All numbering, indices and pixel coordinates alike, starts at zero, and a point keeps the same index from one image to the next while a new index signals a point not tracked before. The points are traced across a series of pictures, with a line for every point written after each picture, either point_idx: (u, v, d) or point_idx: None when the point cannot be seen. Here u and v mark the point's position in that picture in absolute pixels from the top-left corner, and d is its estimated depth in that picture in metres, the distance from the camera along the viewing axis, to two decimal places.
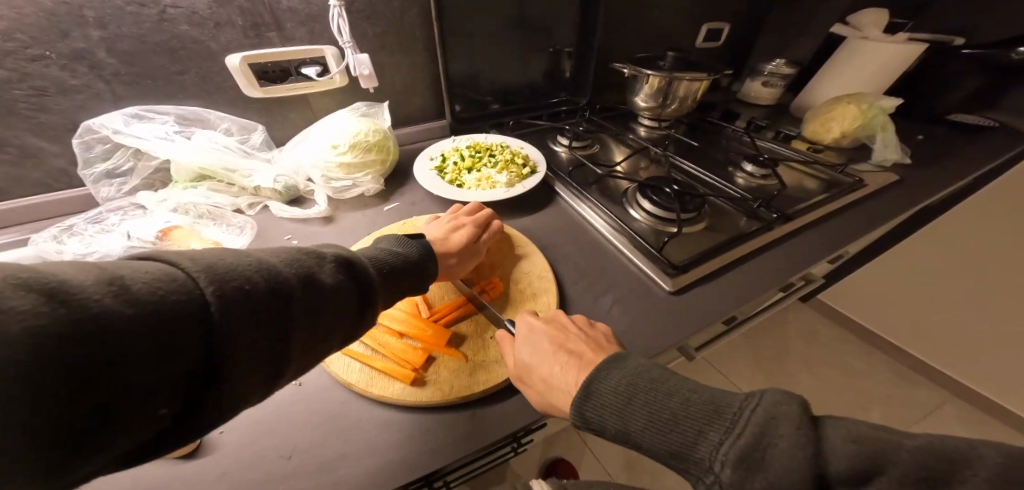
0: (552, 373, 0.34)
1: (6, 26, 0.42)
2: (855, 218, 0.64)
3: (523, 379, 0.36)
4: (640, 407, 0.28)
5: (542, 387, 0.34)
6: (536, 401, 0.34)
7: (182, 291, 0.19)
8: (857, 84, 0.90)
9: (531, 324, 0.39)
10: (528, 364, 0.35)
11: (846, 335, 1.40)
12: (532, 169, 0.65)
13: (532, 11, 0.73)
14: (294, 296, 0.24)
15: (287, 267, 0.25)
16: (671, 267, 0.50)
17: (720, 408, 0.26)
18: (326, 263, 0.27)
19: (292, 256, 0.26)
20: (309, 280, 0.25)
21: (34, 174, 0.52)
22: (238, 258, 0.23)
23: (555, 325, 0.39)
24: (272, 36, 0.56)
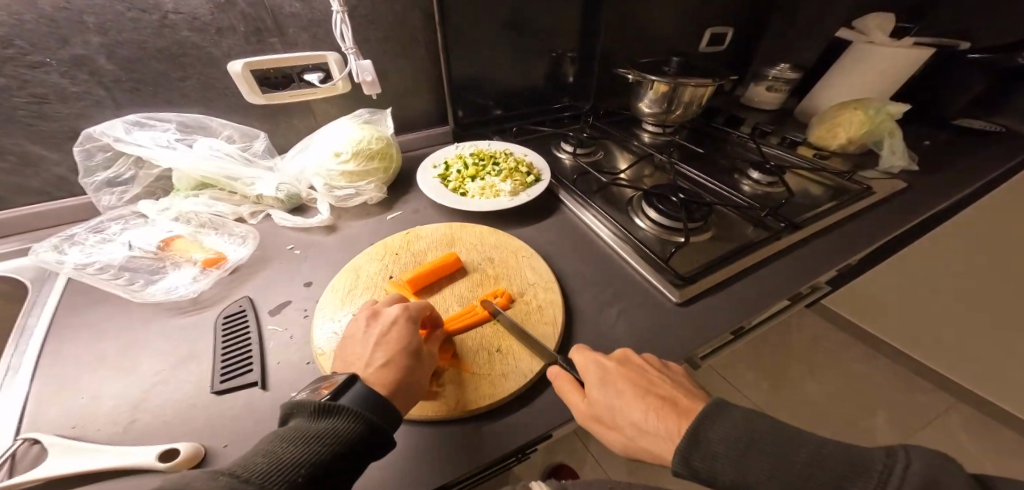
0: (642, 419, 0.33)
1: (5, 33, 0.42)
2: (863, 226, 0.63)
3: (604, 421, 0.34)
4: (759, 458, 0.26)
5: (630, 432, 0.33)
6: (621, 444, 0.34)
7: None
8: (863, 89, 0.89)
9: (603, 365, 0.37)
10: (611, 409, 0.34)
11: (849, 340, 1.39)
12: (536, 177, 0.64)
13: (534, 16, 0.73)
14: (326, 466, 0.25)
15: (304, 444, 0.26)
16: (678, 277, 0.49)
17: (859, 462, 0.23)
18: (339, 417, 0.28)
19: (297, 433, 0.27)
20: (335, 448, 0.26)
21: (33, 182, 0.52)
22: (298, 437, 0.26)
23: (630, 365, 0.37)
24: (274, 42, 0.55)
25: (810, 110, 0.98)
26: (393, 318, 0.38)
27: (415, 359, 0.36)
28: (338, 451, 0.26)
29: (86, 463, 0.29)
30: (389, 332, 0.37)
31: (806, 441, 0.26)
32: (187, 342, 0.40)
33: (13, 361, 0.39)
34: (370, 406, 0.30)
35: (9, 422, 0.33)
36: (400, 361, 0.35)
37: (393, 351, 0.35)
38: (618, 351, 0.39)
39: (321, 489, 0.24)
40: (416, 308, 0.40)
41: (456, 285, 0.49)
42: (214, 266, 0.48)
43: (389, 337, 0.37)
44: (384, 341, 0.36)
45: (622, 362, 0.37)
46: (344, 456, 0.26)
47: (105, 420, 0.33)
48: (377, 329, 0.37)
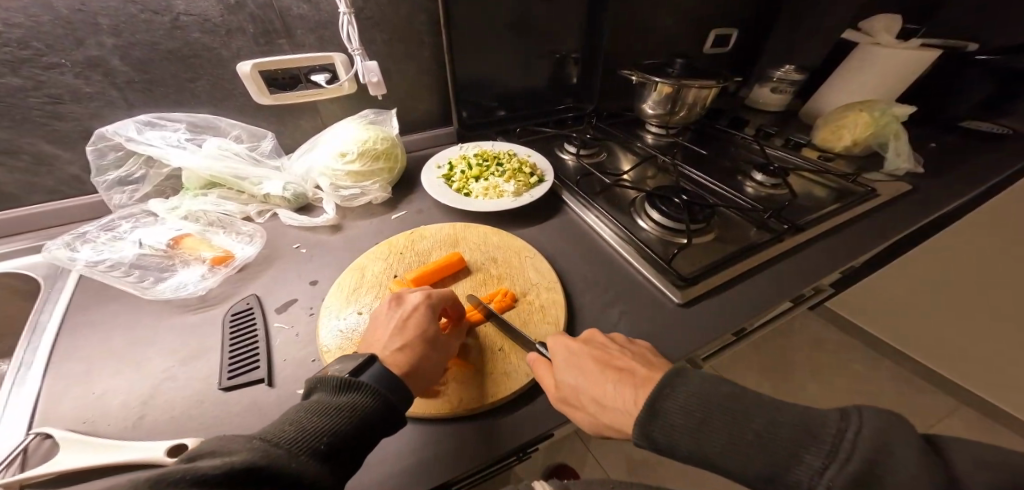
0: (603, 393, 0.33)
1: (21, 35, 0.43)
2: (868, 229, 0.62)
3: (570, 401, 0.35)
4: (717, 427, 0.27)
5: (594, 408, 0.33)
6: (588, 424, 0.34)
7: (268, 458, 0.23)
8: (868, 91, 0.89)
9: (569, 346, 0.38)
10: (574, 386, 0.34)
11: (853, 343, 1.38)
12: (539, 178, 0.65)
13: (538, 18, 0.73)
14: (346, 437, 0.27)
15: (325, 416, 0.28)
16: (680, 278, 0.49)
17: (810, 427, 0.24)
18: (357, 393, 0.30)
19: (319, 406, 0.29)
20: (354, 421, 0.28)
21: (46, 181, 0.53)
22: (319, 410, 0.28)
23: (593, 347, 0.38)
24: (282, 43, 0.56)
25: (814, 112, 0.98)
26: (414, 306, 0.40)
27: (431, 347, 0.38)
28: (357, 423, 0.28)
29: (99, 456, 0.30)
30: (409, 319, 0.39)
31: (758, 409, 0.27)
32: (194, 339, 0.41)
33: (26, 357, 0.39)
34: (387, 386, 0.32)
35: (22, 417, 0.34)
36: (416, 348, 0.37)
37: (412, 339, 0.37)
38: (585, 333, 0.40)
39: (343, 456, 0.27)
40: (438, 298, 0.41)
41: (464, 279, 0.50)
42: (223, 264, 0.49)
43: (408, 324, 0.38)
44: (404, 328, 0.38)
45: (587, 343, 0.38)
46: (362, 428, 0.28)
47: (116, 415, 0.34)
48: (398, 314, 0.39)
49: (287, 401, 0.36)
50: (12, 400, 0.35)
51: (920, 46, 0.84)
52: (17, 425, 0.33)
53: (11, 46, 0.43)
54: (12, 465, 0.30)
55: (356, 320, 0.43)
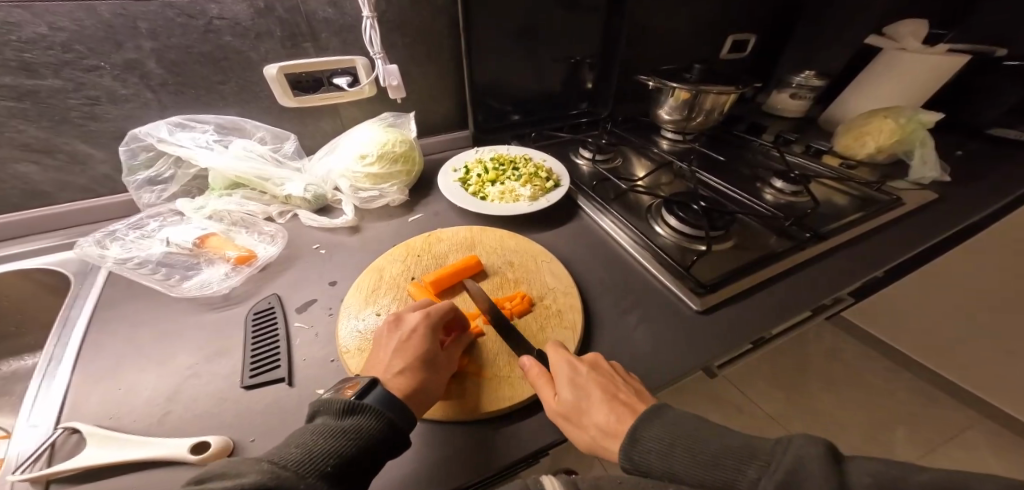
0: (606, 420, 0.32)
1: (66, 38, 0.45)
2: (893, 239, 0.60)
3: (570, 420, 0.33)
4: (682, 450, 0.27)
5: (593, 431, 0.32)
6: (583, 442, 0.33)
7: (275, 479, 0.23)
8: (892, 97, 0.86)
9: (573, 367, 0.37)
10: (579, 406, 0.33)
11: (871, 354, 1.35)
12: (555, 182, 0.65)
13: (556, 22, 0.73)
14: (351, 460, 0.27)
15: (331, 439, 0.27)
16: (699, 285, 0.49)
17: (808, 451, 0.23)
18: (361, 414, 0.29)
19: (325, 428, 0.28)
20: (359, 442, 0.28)
21: (81, 180, 0.55)
22: (322, 434, 0.28)
23: (598, 368, 0.37)
24: (307, 46, 0.57)
25: (834, 118, 0.96)
26: (412, 326, 0.39)
27: (433, 367, 0.36)
28: (362, 445, 0.28)
29: (122, 452, 0.30)
30: (408, 341, 0.37)
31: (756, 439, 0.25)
32: (218, 337, 0.42)
33: (56, 350, 0.40)
34: (390, 406, 0.31)
35: (52, 409, 0.35)
36: (417, 370, 0.35)
37: (411, 360, 0.36)
38: (589, 355, 0.38)
39: (348, 480, 0.26)
40: (437, 316, 0.40)
41: (477, 290, 0.49)
42: (246, 264, 0.50)
43: (407, 345, 0.37)
44: (403, 348, 0.37)
45: (592, 366, 0.37)
46: (369, 451, 0.28)
47: (141, 411, 0.35)
48: (397, 337, 0.38)
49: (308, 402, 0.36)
50: (46, 391, 0.36)
51: (948, 51, 0.82)
52: (49, 417, 0.34)
53: (56, 49, 0.45)
54: (39, 459, 0.31)
55: (375, 320, 0.43)
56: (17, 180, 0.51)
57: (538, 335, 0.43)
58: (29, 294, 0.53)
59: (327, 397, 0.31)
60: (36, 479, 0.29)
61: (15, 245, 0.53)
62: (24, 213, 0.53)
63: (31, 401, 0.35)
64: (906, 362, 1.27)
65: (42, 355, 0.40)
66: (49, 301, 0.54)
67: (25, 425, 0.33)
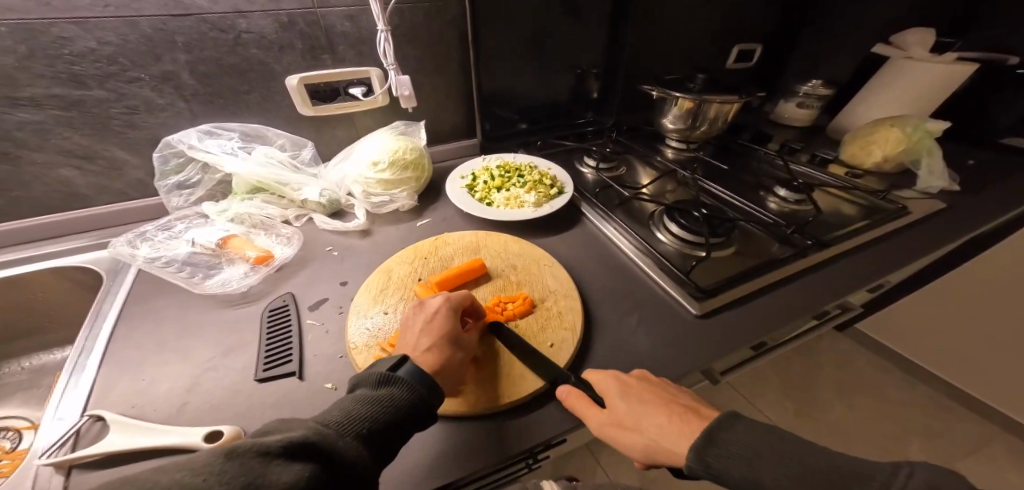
0: (665, 423, 0.32)
1: (112, 52, 0.49)
2: (899, 248, 0.60)
3: (621, 427, 0.33)
4: (768, 460, 0.26)
5: (650, 434, 0.32)
6: (637, 447, 0.32)
7: (318, 435, 0.25)
8: (900, 106, 0.86)
9: (621, 378, 0.36)
10: (630, 412, 0.33)
11: (883, 366, 1.31)
12: (559, 189, 0.67)
13: (562, 33, 0.76)
14: (386, 424, 0.28)
15: (368, 406, 0.29)
16: (698, 290, 0.49)
17: (863, 472, 0.23)
18: (394, 385, 0.31)
19: (363, 396, 0.30)
20: (389, 410, 0.29)
21: (116, 184, 0.59)
22: (360, 401, 0.30)
23: (648, 381, 0.37)
24: (326, 58, 0.61)
25: (842, 127, 0.96)
26: (435, 308, 0.41)
27: (456, 345, 0.39)
28: (396, 411, 0.30)
29: (140, 440, 0.31)
30: (433, 320, 0.40)
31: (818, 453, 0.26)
32: (237, 332, 0.44)
33: (86, 344, 0.43)
34: (420, 381, 0.32)
35: (79, 399, 0.36)
36: (442, 347, 0.37)
37: (437, 337, 0.38)
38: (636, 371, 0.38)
39: (384, 441, 0.28)
40: (458, 299, 0.43)
41: (482, 290, 0.51)
42: (264, 264, 0.52)
43: (433, 324, 0.39)
44: (429, 328, 0.39)
45: (642, 379, 0.37)
46: (402, 417, 0.30)
47: (160, 402, 0.36)
48: (422, 318, 0.40)
49: (318, 394, 0.38)
50: (75, 382, 0.38)
51: (956, 59, 0.82)
52: (73, 411, 0.35)
53: (102, 62, 0.49)
54: (63, 446, 0.32)
55: (383, 319, 0.45)
56: (58, 184, 0.55)
57: (537, 335, 0.45)
58: (62, 291, 0.56)
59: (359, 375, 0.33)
60: (59, 465, 0.30)
61: (51, 244, 0.57)
62: (62, 215, 0.57)
63: (61, 392, 0.37)
64: (920, 374, 1.24)
65: (72, 350, 0.42)
66: (79, 298, 0.57)
67: (51, 416, 0.35)
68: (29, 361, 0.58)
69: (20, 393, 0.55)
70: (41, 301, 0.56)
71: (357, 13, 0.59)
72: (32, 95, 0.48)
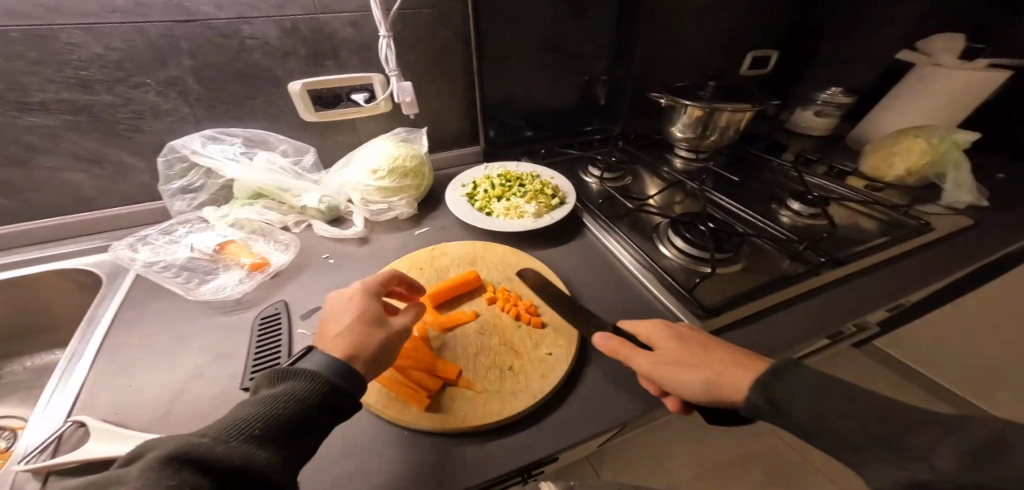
0: (726, 358, 0.31)
1: (119, 58, 0.50)
2: (919, 268, 0.57)
3: (671, 369, 0.33)
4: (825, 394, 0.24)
5: (711, 367, 0.31)
6: (701, 381, 0.31)
7: (230, 436, 0.23)
8: (926, 115, 0.82)
9: (668, 329, 0.37)
10: (678, 356, 0.33)
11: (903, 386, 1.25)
12: (561, 200, 0.65)
13: (569, 39, 0.74)
14: (304, 419, 0.26)
15: (288, 401, 0.27)
16: (701, 308, 0.47)
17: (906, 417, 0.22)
18: (313, 376, 0.29)
19: (282, 392, 0.28)
20: (307, 402, 0.27)
21: (123, 187, 0.60)
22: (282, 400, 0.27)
23: (698, 331, 0.37)
24: (329, 64, 0.61)
25: (863, 138, 0.92)
26: (353, 291, 0.40)
27: (375, 324, 0.36)
28: (318, 404, 0.28)
29: (120, 447, 0.31)
30: (349, 305, 0.38)
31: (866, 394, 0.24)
32: (227, 339, 0.44)
33: (81, 346, 0.43)
34: (341, 372, 0.30)
35: (67, 403, 0.36)
36: (359, 326, 0.35)
37: (353, 319, 0.36)
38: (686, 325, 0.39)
39: (300, 436, 0.26)
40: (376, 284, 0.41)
41: (476, 302, 0.50)
42: (259, 270, 0.53)
43: (350, 308, 0.38)
44: (343, 313, 0.37)
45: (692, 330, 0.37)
46: (323, 411, 0.28)
47: (145, 408, 0.36)
48: (346, 306, 0.39)
49: None
50: (64, 385, 0.38)
51: (988, 66, 0.77)
52: (62, 411, 0.36)
53: (110, 67, 0.50)
54: (45, 450, 0.32)
55: None
56: (66, 187, 0.56)
57: (531, 351, 0.43)
58: (66, 292, 0.57)
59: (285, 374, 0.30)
60: (37, 470, 0.30)
61: (57, 246, 0.58)
62: (69, 218, 0.58)
63: (49, 394, 0.37)
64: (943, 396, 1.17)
65: (64, 352, 0.42)
66: (82, 299, 0.58)
67: (41, 416, 0.35)
68: (31, 360, 0.59)
69: (21, 391, 0.56)
70: (46, 300, 0.57)
71: (360, 19, 0.59)
72: (41, 100, 0.49)
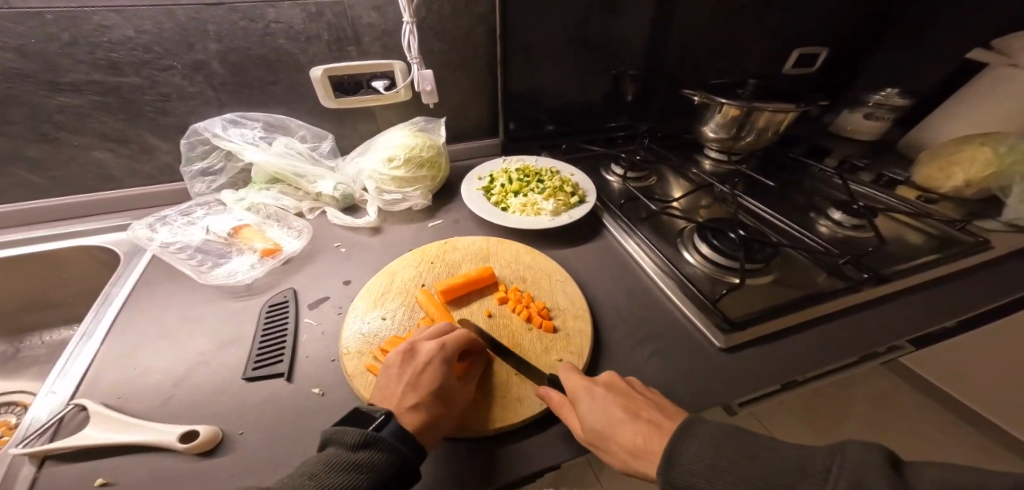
0: (632, 443, 0.30)
1: (148, 40, 0.50)
2: (973, 288, 0.51)
3: (595, 444, 0.32)
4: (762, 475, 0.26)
5: (622, 457, 0.31)
6: (615, 464, 0.31)
7: None
8: (995, 121, 0.73)
9: (589, 390, 0.33)
10: (601, 432, 0.31)
11: (933, 410, 1.17)
12: (580, 198, 0.62)
13: (600, 29, 0.70)
14: None
15: (343, 474, 0.26)
16: (726, 321, 0.44)
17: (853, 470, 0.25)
18: (375, 449, 0.28)
19: (338, 460, 0.27)
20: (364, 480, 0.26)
21: (148, 167, 0.61)
22: (334, 470, 0.26)
23: (614, 388, 0.34)
24: (351, 50, 0.60)
25: (917, 144, 0.84)
26: (427, 357, 0.35)
27: (448, 403, 0.33)
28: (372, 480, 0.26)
29: (114, 434, 0.31)
30: (423, 373, 0.34)
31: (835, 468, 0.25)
32: (235, 325, 0.44)
33: (92, 324, 0.44)
34: (404, 440, 0.29)
35: (73, 381, 0.37)
36: (431, 405, 0.32)
37: (425, 394, 0.32)
38: (605, 374, 0.36)
39: None
40: (455, 345, 0.36)
41: (487, 301, 0.48)
42: (271, 256, 0.52)
43: (423, 376, 0.34)
44: (416, 382, 0.33)
45: (609, 388, 0.34)
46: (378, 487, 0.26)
47: (145, 393, 0.36)
48: (410, 367, 0.35)
49: (302, 400, 0.36)
50: (72, 363, 0.39)
51: None
52: (68, 388, 0.37)
53: (139, 50, 0.51)
54: (45, 433, 0.32)
55: (379, 324, 0.43)
56: (94, 165, 0.58)
57: (540, 359, 0.41)
58: (89, 267, 0.58)
59: (341, 431, 0.29)
60: (34, 454, 0.30)
61: (80, 223, 0.60)
62: (94, 195, 0.60)
63: (59, 370, 0.38)
64: (979, 424, 1.09)
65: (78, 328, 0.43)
66: (104, 274, 0.59)
67: (45, 391, 0.36)
68: (48, 336, 0.61)
69: (40, 363, 0.57)
70: (68, 274, 0.58)
71: (384, 4, 0.57)
72: (72, 80, 0.50)
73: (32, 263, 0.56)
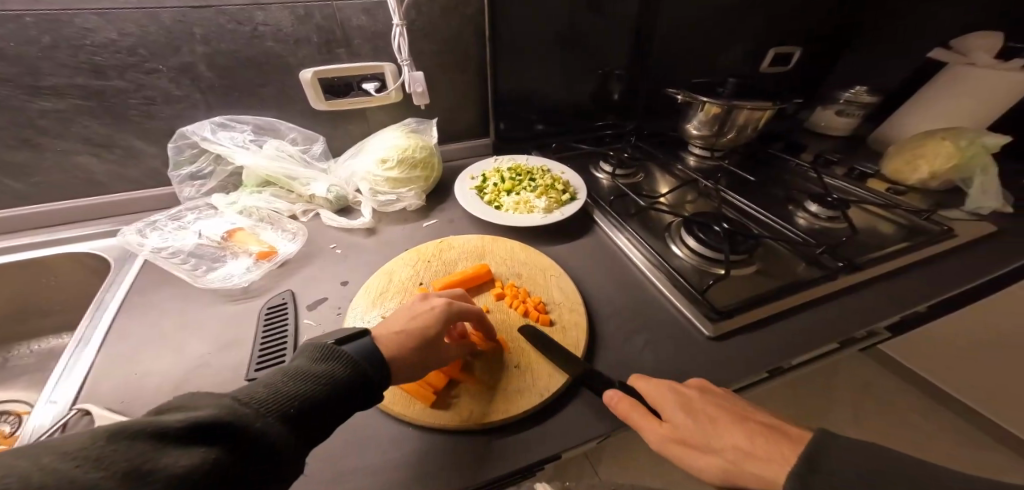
0: (742, 442, 0.30)
1: (133, 43, 0.50)
2: (939, 274, 0.55)
3: (689, 443, 0.32)
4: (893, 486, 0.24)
5: (727, 457, 0.30)
6: (712, 468, 0.30)
7: (236, 413, 0.22)
8: (955, 117, 0.79)
9: (684, 392, 0.34)
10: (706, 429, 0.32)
11: (905, 390, 1.24)
12: (571, 196, 0.64)
13: (586, 31, 0.72)
14: (317, 403, 0.26)
15: (300, 381, 0.26)
16: (713, 311, 0.46)
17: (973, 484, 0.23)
18: (336, 362, 0.29)
19: (296, 370, 0.28)
20: (323, 388, 0.27)
21: (134, 172, 0.60)
22: (294, 378, 0.27)
23: (709, 391, 0.35)
24: (341, 52, 0.60)
25: (885, 138, 0.89)
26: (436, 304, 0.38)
27: (429, 348, 0.35)
28: (330, 390, 0.27)
29: None
30: (424, 314, 0.37)
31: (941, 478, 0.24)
32: (234, 328, 0.44)
33: (87, 332, 0.43)
34: (365, 359, 0.31)
35: (73, 388, 0.37)
36: (412, 343, 0.35)
37: (413, 333, 0.36)
38: (695, 379, 0.37)
39: (309, 422, 0.25)
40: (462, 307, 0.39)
41: (484, 297, 0.49)
42: (267, 259, 0.53)
43: (422, 316, 0.37)
44: (414, 319, 0.37)
45: (703, 391, 0.35)
46: (336, 398, 0.27)
47: (148, 397, 0.36)
48: (417, 307, 0.38)
49: None
50: (69, 370, 0.38)
51: None
52: (67, 395, 0.36)
53: (123, 53, 0.50)
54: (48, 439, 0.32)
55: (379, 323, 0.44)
56: (78, 171, 0.56)
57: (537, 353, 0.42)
58: (77, 275, 0.57)
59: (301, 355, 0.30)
60: None
61: (66, 230, 0.58)
62: (78, 202, 0.58)
63: (55, 378, 0.38)
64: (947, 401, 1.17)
65: (72, 336, 0.42)
66: (93, 282, 0.58)
67: (44, 400, 0.35)
68: (37, 345, 0.60)
69: (29, 374, 0.56)
70: (55, 283, 0.57)
71: (373, 7, 0.58)
72: (54, 84, 0.49)
73: (17, 273, 0.54)
